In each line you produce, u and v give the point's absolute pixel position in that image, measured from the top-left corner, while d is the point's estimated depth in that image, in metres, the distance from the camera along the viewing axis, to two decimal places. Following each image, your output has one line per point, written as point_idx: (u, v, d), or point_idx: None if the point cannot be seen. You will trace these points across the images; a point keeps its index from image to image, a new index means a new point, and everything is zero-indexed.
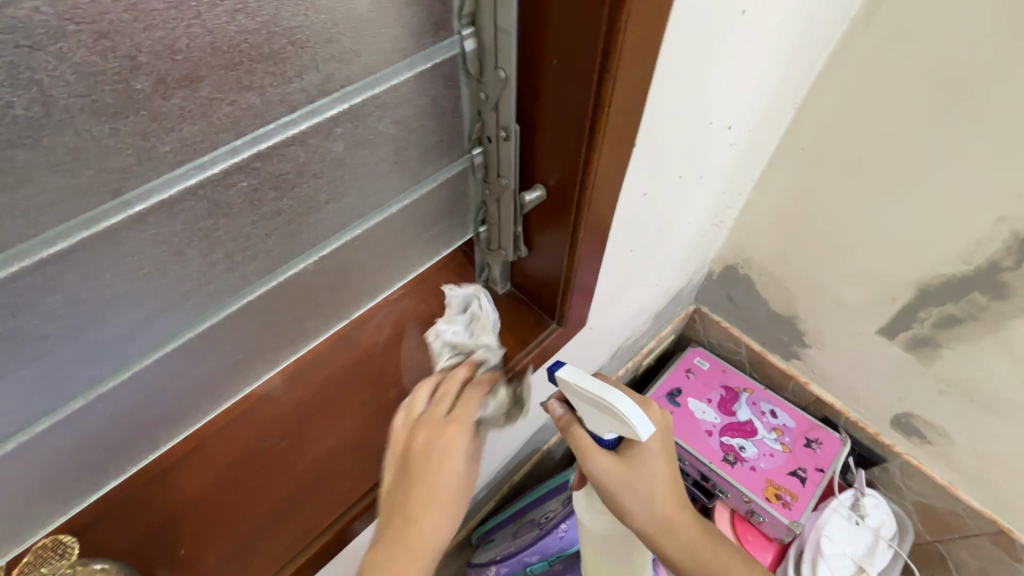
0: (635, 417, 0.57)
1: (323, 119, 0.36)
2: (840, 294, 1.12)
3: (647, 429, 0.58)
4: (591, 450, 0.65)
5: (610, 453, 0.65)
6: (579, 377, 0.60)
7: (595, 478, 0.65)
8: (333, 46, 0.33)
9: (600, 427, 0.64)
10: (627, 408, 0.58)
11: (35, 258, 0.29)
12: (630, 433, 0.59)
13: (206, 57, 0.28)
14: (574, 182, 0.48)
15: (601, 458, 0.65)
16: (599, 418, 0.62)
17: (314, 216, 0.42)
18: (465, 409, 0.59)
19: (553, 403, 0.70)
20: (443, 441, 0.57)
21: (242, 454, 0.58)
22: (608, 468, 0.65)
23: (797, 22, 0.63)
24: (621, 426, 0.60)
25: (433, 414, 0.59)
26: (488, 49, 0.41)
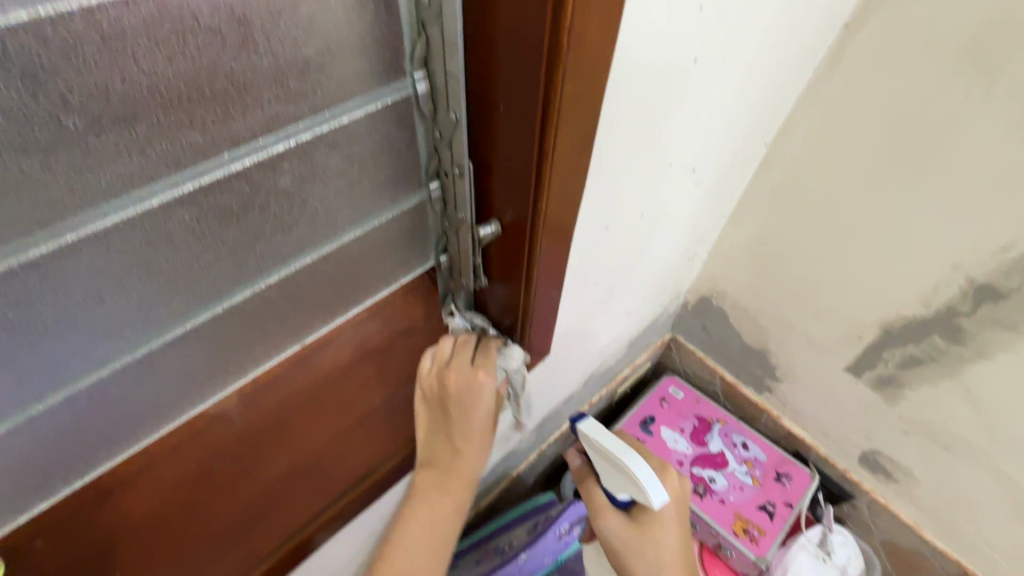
0: (649, 483, 0.63)
1: (269, 155, 0.37)
2: (809, 330, 1.13)
3: (658, 496, 0.63)
4: (603, 508, 0.70)
5: (622, 514, 0.69)
6: (598, 434, 0.67)
7: (605, 535, 0.69)
8: (277, 87, 0.34)
9: (615, 485, 0.69)
10: (643, 472, 0.64)
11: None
12: (643, 497, 0.65)
13: (142, 99, 0.29)
14: (527, 220, 0.50)
15: (610, 517, 0.69)
16: (614, 476, 0.68)
17: (262, 246, 0.42)
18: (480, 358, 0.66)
19: (573, 455, 0.77)
20: (475, 399, 0.64)
21: (189, 475, 0.58)
22: (617, 528, 0.69)
23: (758, 71, 0.65)
24: (634, 489, 0.65)
25: (460, 364, 0.65)
26: (440, 91, 0.42)
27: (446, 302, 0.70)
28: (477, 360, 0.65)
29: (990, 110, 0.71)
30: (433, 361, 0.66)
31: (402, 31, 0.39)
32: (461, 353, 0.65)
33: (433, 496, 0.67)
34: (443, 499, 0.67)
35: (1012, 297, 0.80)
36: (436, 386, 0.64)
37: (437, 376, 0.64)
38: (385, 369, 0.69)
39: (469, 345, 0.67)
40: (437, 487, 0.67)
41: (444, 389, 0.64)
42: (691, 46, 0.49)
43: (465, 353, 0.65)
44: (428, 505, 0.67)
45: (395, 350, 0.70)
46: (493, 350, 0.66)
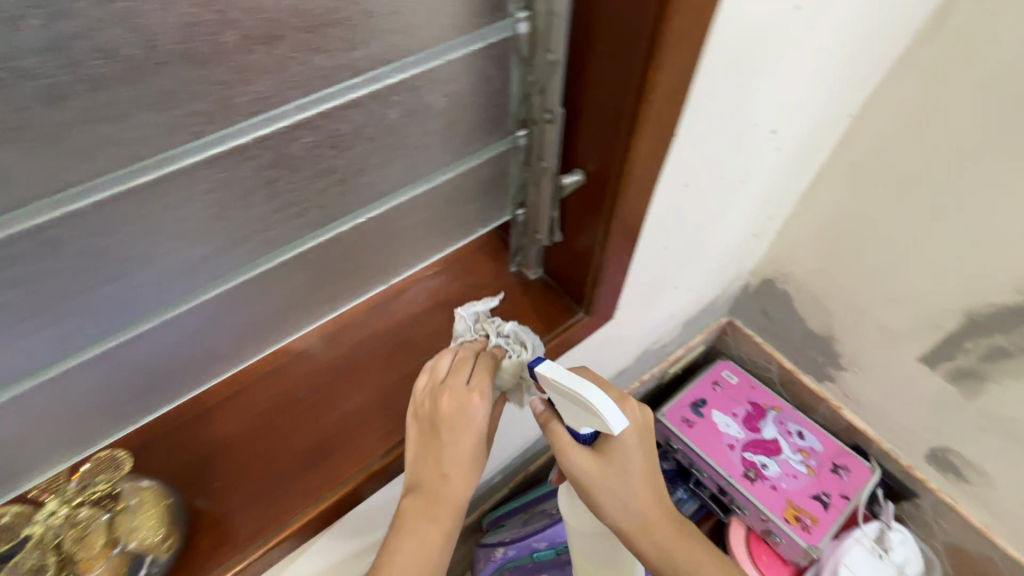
0: (610, 412, 0.52)
1: (382, 86, 0.39)
2: (881, 317, 1.08)
3: (620, 423, 0.52)
4: (566, 446, 0.61)
5: (585, 449, 0.61)
6: (551, 370, 0.54)
7: (571, 473, 0.62)
8: (397, 17, 0.36)
9: (574, 420, 0.58)
10: (601, 403, 0.52)
11: (121, 184, 0.32)
12: (603, 428, 0.54)
13: (286, 18, 0.31)
14: (613, 168, 0.50)
15: (575, 455, 0.61)
16: (573, 413, 0.57)
17: (365, 179, 0.45)
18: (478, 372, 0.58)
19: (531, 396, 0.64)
20: (466, 422, 0.55)
21: (278, 402, 0.63)
22: (582, 463, 0.61)
23: (856, 28, 0.62)
24: (594, 421, 0.54)
25: (455, 377, 0.57)
26: (540, 32, 0.43)
27: (516, 256, 0.73)
28: (474, 372, 0.58)
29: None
30: (427, 374, 0.59)
31: None
32: (456, 364, 0.58)
33: (416, 527, 0.54)
34: (428, 535, 0.54)
35: None
36: (429, 403, 0.57)
37: (431, 394, 0.57)
38: (457, 319, 0.71)
39: (467, 357, 0.59)
40: (422, 520, 0.54)
41: (436, 410, 0.56)
42: None
43: (461, 367, 0.58)
44: (413, 539, 0.54)
45: (466, 303, 0.72)
46: (492, 365, 0.58)
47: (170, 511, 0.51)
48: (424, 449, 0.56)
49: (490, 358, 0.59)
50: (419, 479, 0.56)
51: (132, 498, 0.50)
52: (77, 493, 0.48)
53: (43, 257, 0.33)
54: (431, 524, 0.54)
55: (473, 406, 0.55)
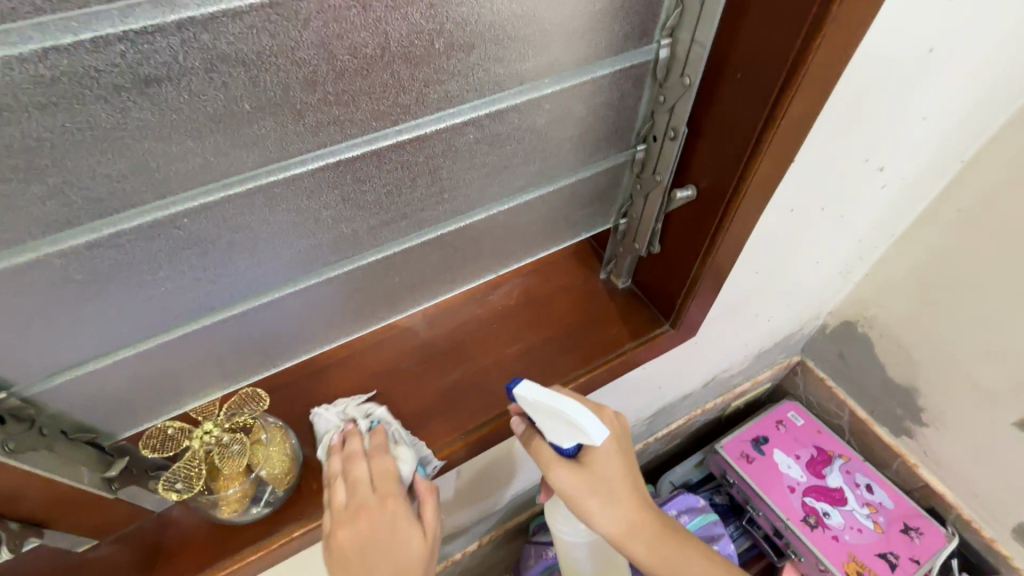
0: (589, 423, 0.55)
1: (540, 95, 0.45)
2: (976, 374, 1.03)
3: (601, 432, 0.56)
4: (552, 461, 0.64)
5: (568, 463, 0.64)
6: (529, 389, 0.57)
7: (558, 488, 0.64)
8: (566, 37, 0.42)
9: (557, 438, 0.62)
10: (581, 416, 0.56)
11: (333, 158, 0.39)
12: (584, 438, 0.58)
13: (486, 32, 0.38)
14: (726, 187, 0.53)
15: (560, 469, 0.64)
16: (554, 427, 0.60)
17: (505, 175, 0.50)
18: (385, 477, 0.57)
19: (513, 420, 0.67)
20: (389, 534, 0.54)
21: (384, 369, 0.69)
22: (569, 478, 0.64)
23: (984, 74, 0.63)
24: (577, 433, 0.58)
25: (362, 493, 0.55)
26: (679, 58, 0.48)
27: (608, 265, 0.77)
28: (376, 472, 0.57)
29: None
30: (331, 502, 0.55)
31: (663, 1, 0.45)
32: (353, 472, 0.56)
33: None
34: None
35: None
36: (346, 532, 0.53)
37: (344, 513, 0.54)
38: (547, 316, 0.76)
39: (351, 465, 0.57)
40: None
41: (354, 533, 0.53)
42: (930, 34, 0.49)
43: (362, 480, 0.56)
44: None
45: (557, 302, 0.77)
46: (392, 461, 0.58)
47: (292, 450, 0.59)
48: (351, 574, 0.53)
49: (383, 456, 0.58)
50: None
51: (265, 432, 0.57)
52: (225, 421, 0.54)
53: (264, 210, 0.40)
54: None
55: (392, 513, 0.55)
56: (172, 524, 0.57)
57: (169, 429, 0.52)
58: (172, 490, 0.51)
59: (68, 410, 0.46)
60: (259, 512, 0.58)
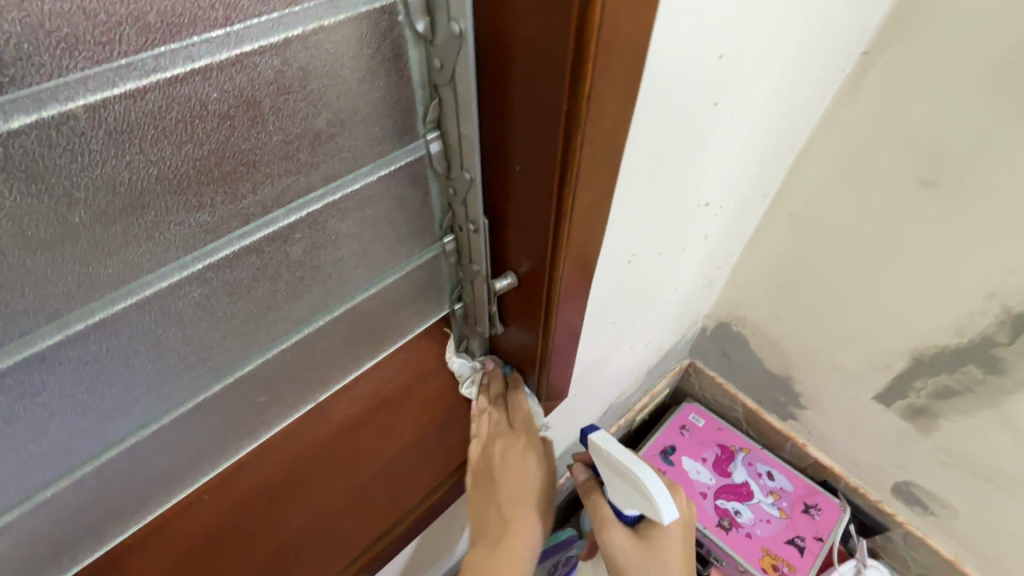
0: (659, 494, 0.64)
1: (281, 227, 0.36)
2: (836, 358, 1.10)
3: (666, 505, 0.64)
4: (609, 521, 0.72)
5: (625, 528, 0.72)
6: (610, 444, 0.68)
7: (608, 547, 0.72)
8: (288, 161, 0.33)
9: (621, 499, 0.71)
10: (652, 483, 0.65)
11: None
12: (650, 507, 0.66)
13: (150, 187, 0.29)
14: (544, 274, 0.48)
15: (616, 530, 0.71)
16: (622, 488, 0.69)
17: (273, 315, 0.41)
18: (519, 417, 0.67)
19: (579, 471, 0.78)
20: (518, 465, 0.67)
21: (204, 537, 0.56)
22: (622, 542, 0.71)
23: (777, 103, 0.64)
24: (643, 500, 0.67)
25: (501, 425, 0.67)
26: (453, 151, 0.42)
27: (460, 346, 0.69)
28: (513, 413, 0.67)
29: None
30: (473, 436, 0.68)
31: (414, 95, 0.38)
32: (493, 411, 0.67)
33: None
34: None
35: None
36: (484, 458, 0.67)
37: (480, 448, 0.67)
38: (402, 416, 0.66)
39: (505, 399, 0.68)
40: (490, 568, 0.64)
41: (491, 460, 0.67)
42: (710, 90, 0.47)
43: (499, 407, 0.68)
44: None
45: (414, 399, 0.67)
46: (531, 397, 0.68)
47: None
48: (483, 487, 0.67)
49: (515, 384, 0.68)
50: (486, 521, 0.67)
51: None
52: None
53: None
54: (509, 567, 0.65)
55: (519, 452, 0.67)
56: None
57: None
58: None
59: None
60: None
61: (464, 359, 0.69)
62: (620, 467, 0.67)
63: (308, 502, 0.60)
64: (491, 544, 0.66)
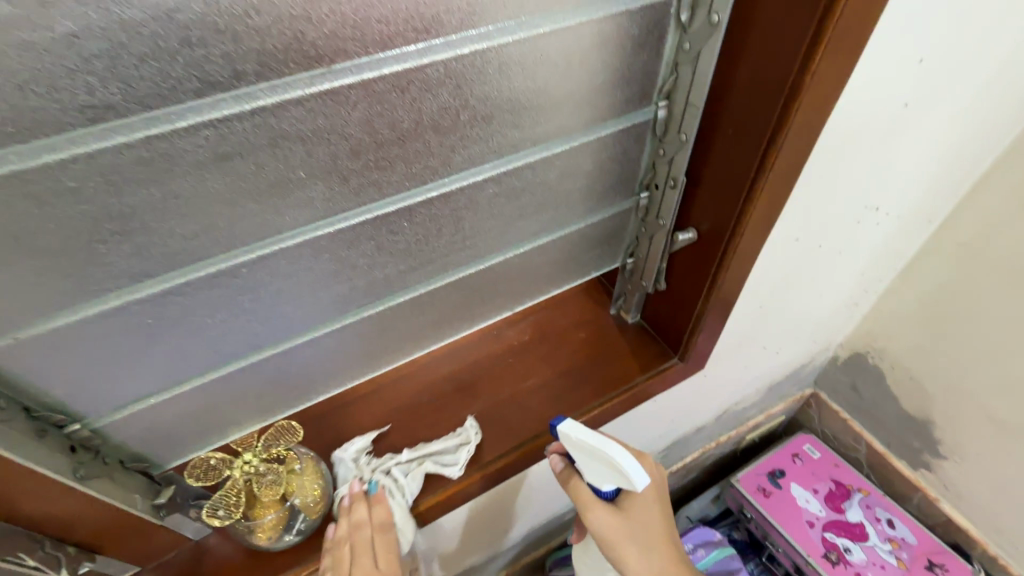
0: (632, 468, 0.60)
1: (551, 154, 0.51)
2: (989, 406, 1.04)
3: (643, 480, 0.60)
4: (590, 502, 0.69)
5: (608, 505, 0.68)
6: (578, 431, 0.62)
7: (594, 529, 0.68)
8: (574, 104, 0.48)
9: (597, 478, 0.67)
10: (627, 463, 0.61)
11: (368, 215, 0.45)
12: (627, 483, 0.62)
13: (504, 104, 0.44)
14: (724, 230, 0.58)
15: (598, 509, 0.68)
16: (596, 469, 0.65)
17: (520, 223, 0.56)
18: (378, 540, 0.61)
19: (552, 457, 0.72)
20: None
21: (406, 403, 0.73)
22: (606, 521, 0.68)
23: (963, 121, 0.68)
24: (619, 478, 0.63)
25: (352, 559, 0.59)
26: (674, 117, 0.54)
27: (619, 300, 0.81)
28: (377, 543, 0.61)
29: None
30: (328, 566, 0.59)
31: (659, 71, 0.52)
32: (360, 540, 0.59)
33: None
34: None
35: None
36: None
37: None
38: (562, 348, 0.80)
39: (361, 523, 0.61)
40: None
41: None
42: (904, 91, 0.55)
43: (353, 534, 0.60)
44: None
45: (571, 337, 0.81)
46: (390, 522, 0.62)
47: (322, 482, 0.61)
48: None
49: (377, 498, 0.63)
50: None
51: (298, 462, 0.60)
52: (262, 450, 0.57)
53: (310, 259, 0.46)
54: None
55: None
56: (209, 552, 0.59)
57: (212, 459, 0.56)
58: (214, 516, 0.54)
59: (128, 441, 0.50)
60: (289, 543, 0.61)
61: (347, 463, 0.65)
62: (592, 453, 0.62)
63: (483, 395, 0.75)
64: None
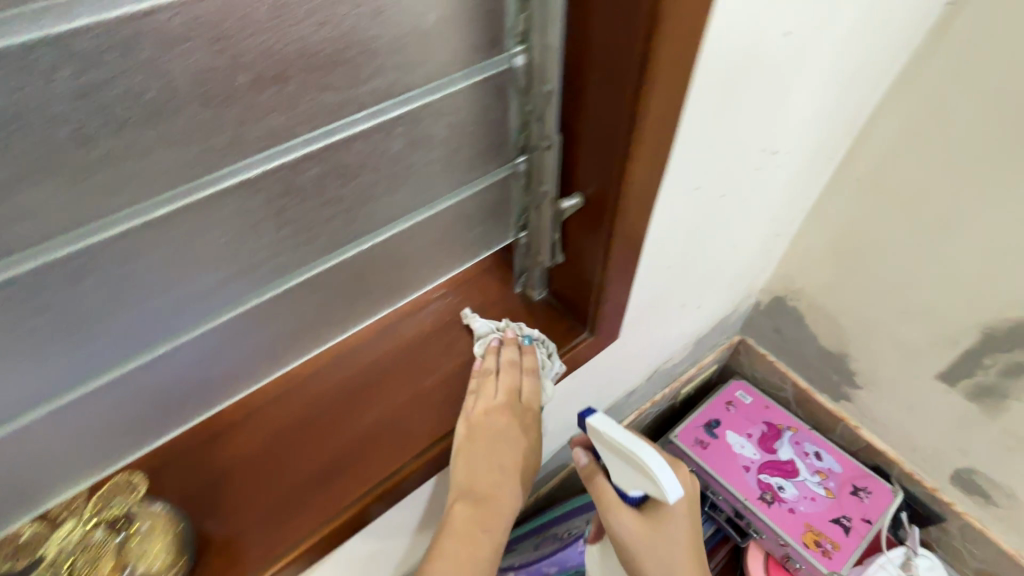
0: (665, 478, 0.59)
1: (386, 119, 0.42)
2: (898, 334, 1.06)
3: (675, 490, 0.59)
4: (613, 504, 0.68)
5: (632, 510, 0.68)
6: (610, 428, 0.62)
7: (616, 532, 0.68)
8: (400, 54, 0.39)
9: (625, 481, 0.66)
10: (658, 468, 0.60)
11: (141, 218, 0.37)
12: (656, 491, 0.61)
13: (295, 59, 0.34)
14: (609, 192, 0.51)
15: (622, 513, 0.68)
16: (625, 472, 0.65)
17: (370, 206, 0.47)
18: (528, 381, 0.68)
19: (576, 451, 0.74)
20: (520, 436, 0.67)
21: (292, 422, 0.63)
22: (629, 523, 0.67)
23: (850, 47, 0.64)
24: (648, 484, 0.62)
25: (504, 394, 0.66)
26: (535, 65, 0.46)
27: (521, 278, 0.74)
28: (524, 383, 0.68)
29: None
30: (476, 396, 0.66)
31: (506, 8, 0.43)
32: (507, 373, 0.67)
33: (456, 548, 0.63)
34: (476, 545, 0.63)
35: None
36: (489, 423, 0.65)
37: (492, 410, 0.65)
38: (468, 335, 0.72)
39: (515, 367, 0.68)
40: (473, 530, 0.64)
41: (490, 424, 0.65)
42: (783, 18, 0.49)
43: (509, 369, 0.68)
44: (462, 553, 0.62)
45: (475, 321, 0.73)
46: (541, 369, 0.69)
47: (178, 540, 0.51)
48: (479, 452, 0.65)
49: (530, 347, 0.70)
50: (472, 485, 0.65)
51: (143, 522, 0.50)
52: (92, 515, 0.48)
53: None
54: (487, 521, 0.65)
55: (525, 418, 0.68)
56: None
57: (22, 536, 0.47)
58: None
59: None
60: None
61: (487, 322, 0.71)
62: (622, 452, 0.62)
63: (381, 399, 0.67)
64: (472, 509, 0.65)
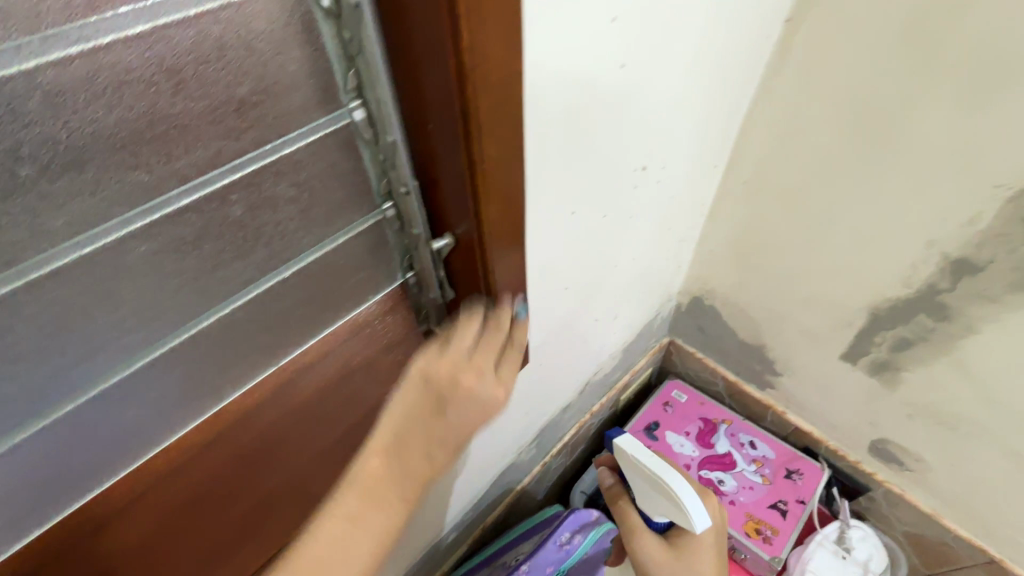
0: (689, 501, 0.70)
1: (217, 188, 0.42)
2: (802, 322, 1.13)
3: (700, 513, 0.69)
4: (640, 529, 0.78)
5: (656, 536, 0.77)
6: (636, 448, 0.75)
7: (641, 558, 0.75)
8: (217, 124, 0.39)
9: (653, 507, 0.77)
10: (683, 493, 0.70)
11: None
12: (685, 518, 0.71)
13: (88, 145, 0.34)
14: (472, 231, 0.53)
15: (647, 538, 0.76)
16: (653, 497, 0.75)
17: (222, 273, 0.47)
18: (508, 363, 0.64)
19: (607, 478, 0.87)
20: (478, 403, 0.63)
21: (177, 510, 0.53)
22: (651, 547, 0.75)
23: (698, 66, 0.68)
24: (676, 510, 0.72)
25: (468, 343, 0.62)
26: (376, 118, 0.46)
27: None
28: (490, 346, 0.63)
29: (948, 83, 0.70)
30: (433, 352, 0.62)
31: (332, 66, 0.42)
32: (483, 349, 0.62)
33: (347, 501, 0.61)
34: (359, 520, 0.61)
35: (987, 272, 0.79)
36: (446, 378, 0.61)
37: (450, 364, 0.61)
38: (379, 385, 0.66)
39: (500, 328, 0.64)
40: (375, 484, 0.62)
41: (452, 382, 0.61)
42: (612, 52, 0.53)
43: (492, 329, 0.63)
44: (364, 512, 0.61)
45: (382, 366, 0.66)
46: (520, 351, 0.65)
47: None
48: (425, 401, 0.62)
49: (519, 321, 0.65)
50: (403, 435, 0.63)
51: None
52: None
53: None
54: (387, 488, 0.63)
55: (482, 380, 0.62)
56: None
57: None
58: None
59: None
60: None
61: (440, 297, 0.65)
62: (648, 473, 0.73)
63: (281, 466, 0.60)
64: (383, 470, 0.63)
